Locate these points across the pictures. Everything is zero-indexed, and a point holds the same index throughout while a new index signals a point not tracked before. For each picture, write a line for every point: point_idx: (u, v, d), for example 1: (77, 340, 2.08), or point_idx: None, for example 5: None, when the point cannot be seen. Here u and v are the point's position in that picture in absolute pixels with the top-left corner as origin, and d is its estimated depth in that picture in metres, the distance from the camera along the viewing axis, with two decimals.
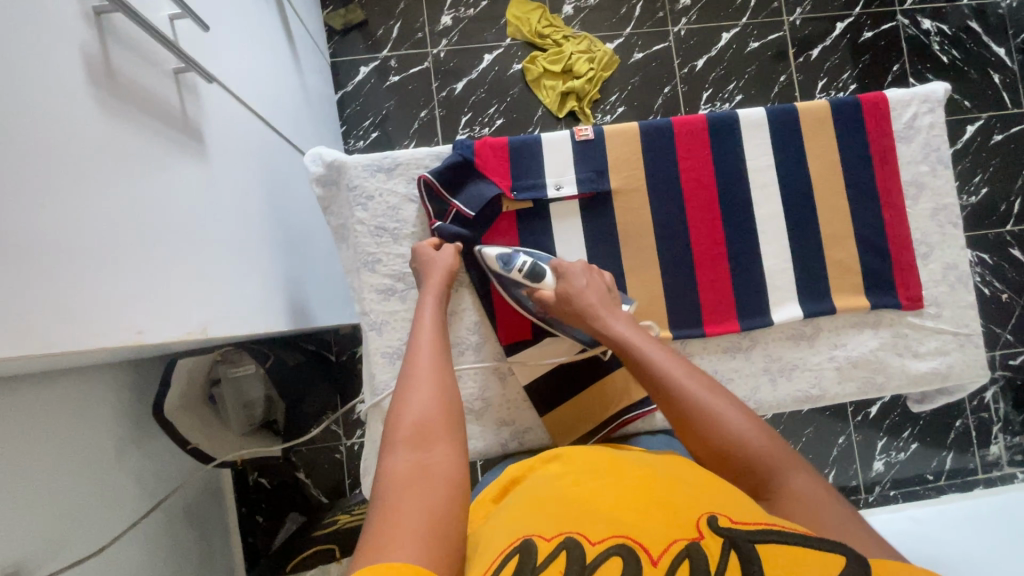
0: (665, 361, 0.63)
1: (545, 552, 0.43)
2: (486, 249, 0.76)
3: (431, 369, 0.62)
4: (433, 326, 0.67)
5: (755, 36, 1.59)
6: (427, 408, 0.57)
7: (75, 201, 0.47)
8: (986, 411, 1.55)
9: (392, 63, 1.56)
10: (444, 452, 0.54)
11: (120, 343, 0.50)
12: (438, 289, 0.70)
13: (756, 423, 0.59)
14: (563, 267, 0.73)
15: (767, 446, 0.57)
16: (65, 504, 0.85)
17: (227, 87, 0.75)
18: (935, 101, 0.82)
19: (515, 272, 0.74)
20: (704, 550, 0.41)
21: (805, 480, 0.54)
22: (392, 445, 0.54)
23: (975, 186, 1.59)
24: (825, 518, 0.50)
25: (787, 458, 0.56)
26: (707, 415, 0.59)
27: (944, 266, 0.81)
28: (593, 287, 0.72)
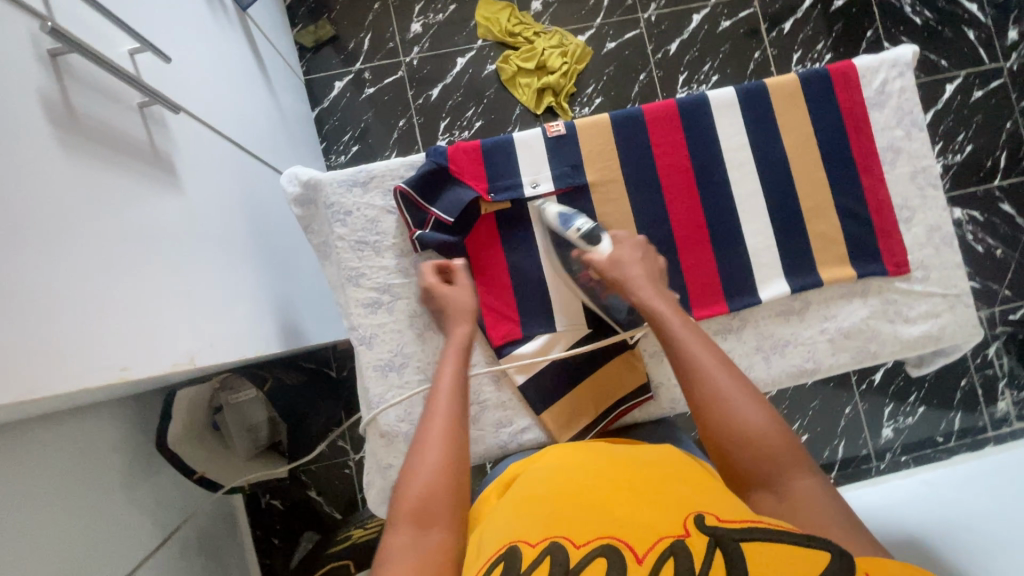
0: (695, 346, 0.63)
1: (529, 557, 0.46)
2: (547, 206, 0.77)
3: (441, 428, 0.62)
4: (452, 379, 0.67)
5: (725, 15, 1.59)
6: (433, 476, 0.57)
7: (45, 243, 0.47)
8: (990, 368, 1.54)
9: (366, 75, 1.56)
10: (444, 529, 0.54)
11: (107, 381, 0.50)
12: (460, 346, 0.70)
13: (773, 418, 0.58)
14: (621, 240, 0.75)
15: (781, 442, 0.56)
16: (76, 545, 0.85)
17: (197, 117, 0.76)
18: (904, 64, 0.81)
19: (572, 232, 0.75)
20: (689, 548, 0.43)
21: (813, 482, 0.54)
22: (397, 517, 0.54)
23: (959, 144, 1.58)
24: (829, 524, 0.50)
25: (798, 458, 0.56)
26: (725, 403, 0.58)
27: (927, 229, 0.80)
28: (637, 265, 0.72)
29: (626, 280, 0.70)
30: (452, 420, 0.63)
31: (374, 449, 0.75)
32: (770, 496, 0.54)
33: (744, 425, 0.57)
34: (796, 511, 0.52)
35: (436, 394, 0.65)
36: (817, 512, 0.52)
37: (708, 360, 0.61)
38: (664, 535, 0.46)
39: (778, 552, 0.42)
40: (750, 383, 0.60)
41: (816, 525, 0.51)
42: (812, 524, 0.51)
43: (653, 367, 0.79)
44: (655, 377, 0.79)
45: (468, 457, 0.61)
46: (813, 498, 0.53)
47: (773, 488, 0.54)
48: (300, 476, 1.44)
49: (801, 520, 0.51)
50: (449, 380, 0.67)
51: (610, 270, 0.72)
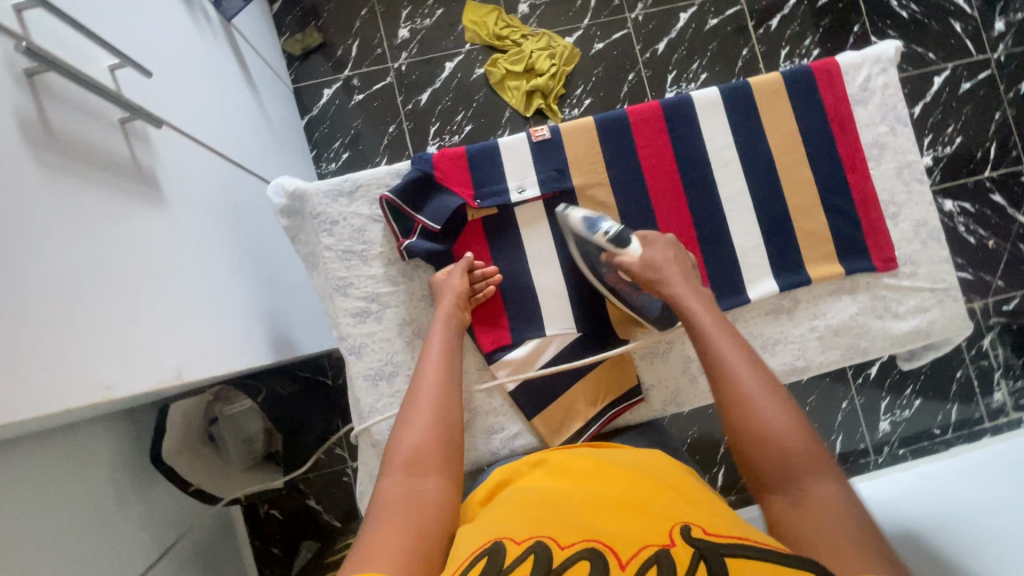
0: (724, 345, 0.63)
1: (512, 554, 0.46)
2: (571, 211, 0.76)
3: (433, 389, 0.64)
4: (444, 348, 0.69)
5: (712, 13, 1.59)
6: (426, 433, 0.60)
7: (18, 263, 0.46)
8: (986, 359, 1.55)
9: (355, 82, 1.56)
10: (435, 481, 0.56)
11: (88, 400, 0.50)
12: (449, 313, 0.72)
13: (799, 425, 0.57)
14: (649, 239, 0.74)
15: (802, 447, 0.55)
16: (69, 563, 0.84)
17: (182, 131, 0.76)
18: (887, 60, 0.82)
19: (600, 236, 0.74)
20: (672, 557, 0.44)
21: (835, 490, 0.52)
22: (389, 467, 0.57)
23: (949, 136, 1.59)
24: (843, 530, 0.48)
25: (821, 465, 0.54)
26: (748, 401, 0.58)
27: (914, 224, 0.80)
28: (671, 263, 0.72)
29: (660, 277, 0.71)
30: (443, 382, 0.65)
31: (367, 459, 0.75)
32: (783, 499, 0.53)
33: (763, 425, 0.57)
34: (808, 515, 0.51)
35: (426, 357, 0.67)
36: (832, 517, 0.50)
37: (734, 357, 0.62)
38: (650, 544, 0.46)
39: (764, 569, 0.42)
40: (778, 386, 0.60)
41: (836, 526, 0.49)
42: (824, 529, 0.49)
43: (644, 369, 0.79)
44: (646, 379, 0.79)
45: (459, 416, 0.64)
46: (832, 506, 0.51)
47: (786, 490, 0.54)
48: (298, 485, 1.44)
49: (819, 519, 0.50)
50: (441, 349, 0.69)
51: (643, 270, 0.72)
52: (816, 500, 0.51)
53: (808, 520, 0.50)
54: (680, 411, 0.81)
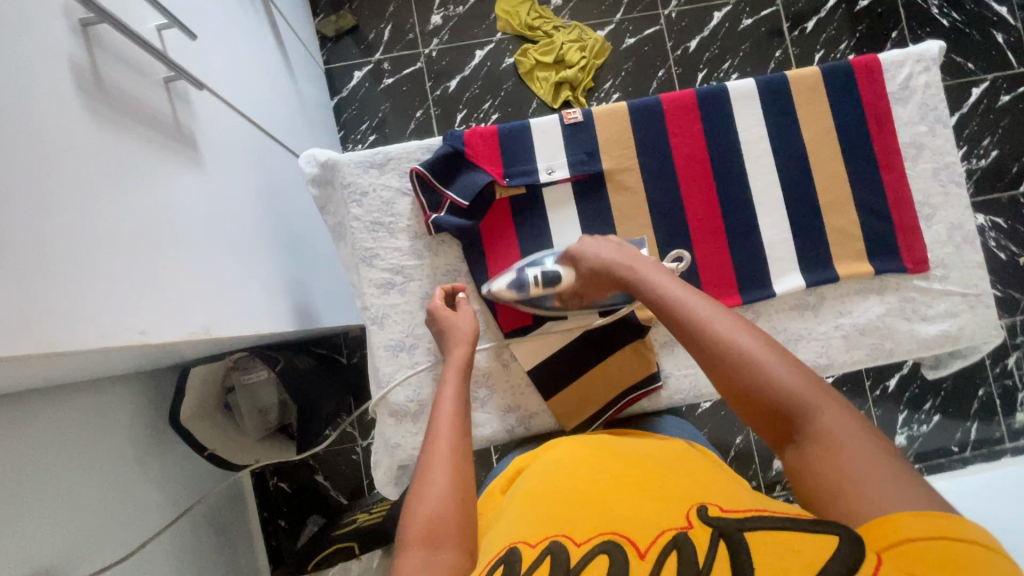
0: (691, 300, 0.61)
1: (528, 560, 0.47)
2: (494, 287, 0.74)
3: (449, 449, 0.61)
4: (455, 402, 0.66)
5: (747, 13, 1.57)
6: (443, 499, 0.56)
7: (58, 203, 0.47)
8: (1010, 378, 1.51)
9: (385, 66, 1.57)
10: (455, 548, 0.53)
11: (124, 343, 0.50)
12: (460, 363, 0.69)
13: (790, 361, 0.54)
14: (572, 252, 0.73)
15: (800, 386, 0.52)
16: (85, 515, 0.86)
17: (219, 95, 0.77)
18: (930, 59, 0.80)
19: (534, 289, 0.73)
20: (692, 541, 0.43)
21: (843, 418, 0.50)
22: (404, 542, 0.53)
23: (984, 149, 1.55)
24: (858, 461, 0.46)
25: (823, 395, 0.51)
26: (731, 354, 0.56)
27: (949, 227, 0.79)
28: (609, 253, 0.70)
29: (610, 268, 0.68)
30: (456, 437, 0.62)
31: (383, 428, 0.76)
32: (795, 446, 0.51)
33: (755, 375, 0.54)
34: (822, 456, 0.48)
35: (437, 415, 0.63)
36: (848, 447, 0.47)
37: (706, 310, 0.60)
38: (666, 530, 0.46)
39: (780, 535, 0.41)
40: (753, 327, 0.58)
41: (857, 458, 0.46)
42: (841, 466, 0.47)
43: (663, 357, 0.79)
44: (665, 367, 0.79)
45: (474, 470, 0.60)
46: (843, 436, 0.48)
47: (796, 434, 0.51)
48: (308, 460, 1.45)
49: (840, 455, 0.47)
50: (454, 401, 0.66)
51: (589, 280, 0.71)
52: (826, 437, 0.49)
53: (822, 460, 0.48)
54: (698, 401, 0.80)
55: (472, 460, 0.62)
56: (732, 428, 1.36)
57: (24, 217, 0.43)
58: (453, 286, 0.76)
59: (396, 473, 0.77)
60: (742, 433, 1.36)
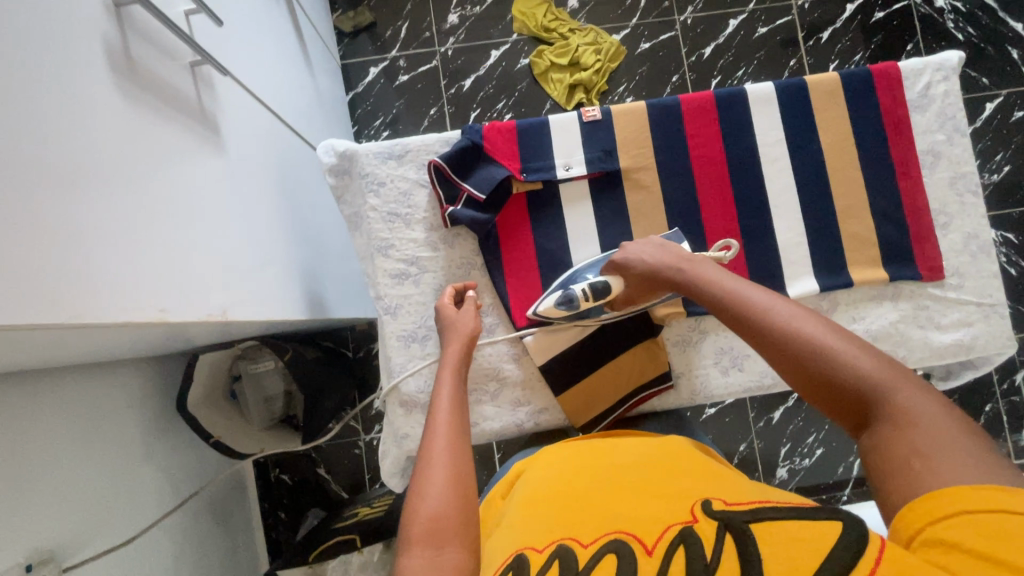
0: (751, 291, 0.61)
1: (537, 563, 0.47)
2: (547, 308, 0.73)
3: (448, 448, 0.60)
4: (452, 401, 0.66)
5: (763, 21, 1.58)
6: (443, 499, 0.55)
7: (88, 177, 0.47)
8: (1017, 395, 1.50)
9: (401, 63, 1.58)
10: (457, 546, 0.52)
11: (145, 318, 0.51)
12: (455, 360, 0.70)
13: (865, 347, 0.53)
14: (619, 258, 0.72)
15: (877, 369, 0.51)
16: (89, 496, 0.87)
17: (242, 82, 0.78)
18: (949, 69, 0.80)
19: (586, 303, 0.72)
20: (698, 534, 0.45)
21: (927, 401, 0.48)
22: (407, 544, 0.52)
23: (997, 164, 1.55)
24: (944, 439, 0.45)
25: (903, 378, 0.50)
26: (798, 340, 0.55)
27: (964, 236, 0.79)
28: (658, 256, 0.70)
29: (660, 268, 0.68)
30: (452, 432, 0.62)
31: (392, 418, 0.76)
32: (873, 428, 0.49)
33: (827, 358, 0.53)
34: (903, 434, 0.47)
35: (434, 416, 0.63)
36: (931, 428, 0.46)
37: (768, 300, 0.59)
38: (672, 525, 0.47)
39: (787, 528, 0.42)
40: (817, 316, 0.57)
41: (943, 438, 0.45)
42: (923, 442, 0.45)
43: (675, 357, 0.79)
44: (677, 367, 0.79)
45: (473, 468, 0.60)
46: (926, 416, 0.47)
47: (876, 419, 0.49)
48: (310, 453, 1.45)
49: (924, 436, 0.46)
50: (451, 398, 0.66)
51: (640, 288, 0.72)
52: (909, 419, 0.47)
53: (903, 439, 0.46)
54: (709, 402, 0.80)
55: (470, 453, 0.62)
56: (737, 435, 1.36)
57: (54, 187, 0.43)
58: (463, 284, 0.77)
59: (403, 463, 0.77)
60: (747, 440, 1.36)
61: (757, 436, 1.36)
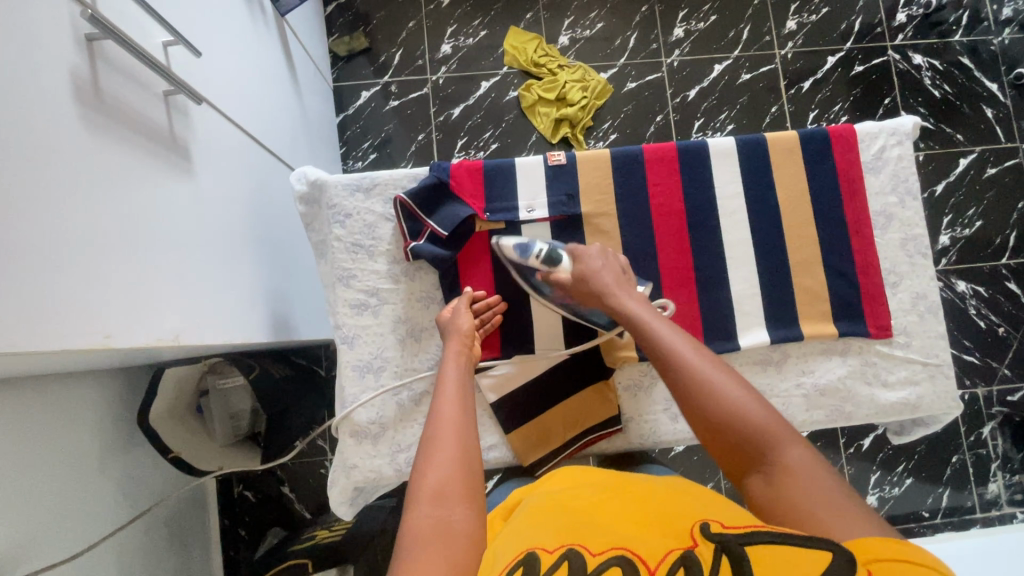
0: (670, 336, 0.65)
1: (547, 563, 0.47)
2: (503, 240, 0.77)
3: (453, 421, 0.64)
4: (458, 383, 0.69)
5: (747, 68, 1.63)
6: (450, 468, 0.58)
7: (44, 203, 0.48)
8: (984, 448, 1.51)
9: (393, 88, 1.62)
10: (464, 509, 0.55)
11: (89, 346, 0.51)
12: (461, 351, 0.73)
13: (758, 400, 0.59)
14: (579, 251, 0.75)
15: (767, 422, 0.57)
16: (39, 509, 0.86)
17: (220, 109, 0.80)
18: (903, 133, 0.83)
19: (532, 259, 0.76)
20: (697, 557, 0.45)
21: (804, 456, 0.55)
22: (415, 502, 0.55)
23: (969, 219, 1.58)
24: (821, 492, 0.52)
25: (788, 435, 0.57)
26: (705, 388, 0.60)
27: (913, 296, 0.81)
28: (606, 269, 0.73)
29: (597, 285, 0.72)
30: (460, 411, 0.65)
31: (342, 448, 0.77)
32: (761, 478, 0.56)
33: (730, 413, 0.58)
34: (784, 487, 0.53)
35: (442, 389, 0.67)
36: (807, 482, 0.53)
37: (684, 345, 0.64)
38: (676, 548, 0.47)
39: (789, 556, 0.43)
40: (724, 365, 0.63)
41: (816, 491, 0.52)
42: (803, 494, 0.52)
43: (627, 401, 0.80)
44: (627, 411, 0.80)
45: (479, 444, 0.63)
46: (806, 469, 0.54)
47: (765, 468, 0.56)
48: (276, 470, 1.44)
49: (799, 490, 0.52)
50: (456, 380, 0.69)
51: (578, 284, 0.74)
52: (791, 473, 0.54)
53: (788, 493, 0.53)
54: (658, 447, 0.81)
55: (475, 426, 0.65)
56: (704, 474, 1.36)
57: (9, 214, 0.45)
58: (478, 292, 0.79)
59: (351, 494, 0.77)
60: (713, 479, 1.36)
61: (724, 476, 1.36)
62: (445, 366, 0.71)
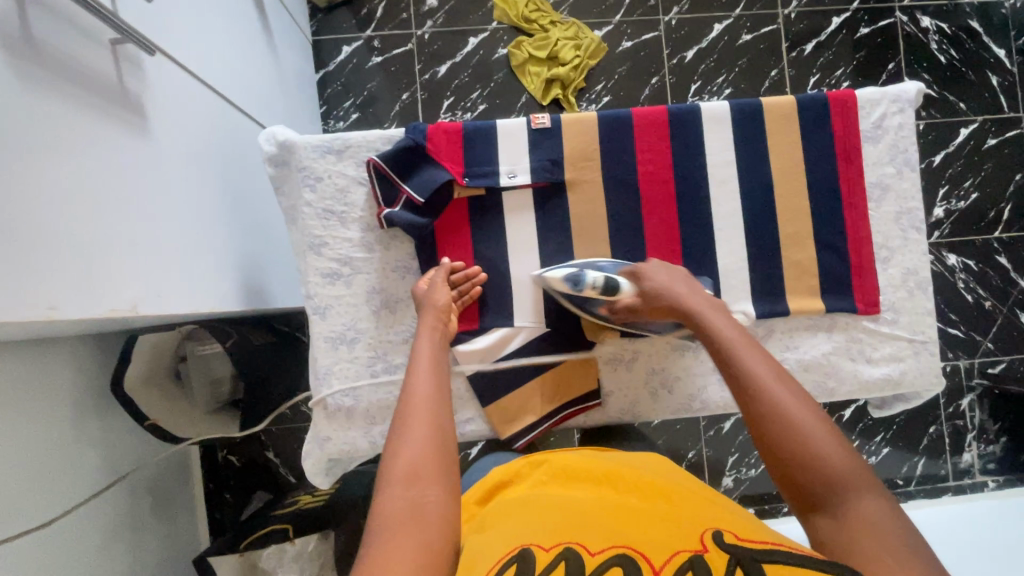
0: (749, 358, 0.61)
1: (543, 561, 0.46)
2: (549, 273, 0.72)
3: (428, 399, 0.62)
4: (432, 361, 0.66)
5: (747, 28, 1.55)
6: (422, 446, 0.57)
7: None
8: (961, 419, 1.54)
9: (375, 43, 1.53)
10: (437, 489, 0.54)
11: (31, 318, 0.48)
12: (433, 326, 0.70)
13: (834, 434, 0.55)
14: (641, 270, 0.72)
15: (844, 459, 0.53)
16: (15, 477, 0.84)
17: (179, 61, 0.74)
18: (906, 101, 0.79)
19: (588, 290, 0.70)
20: (707, 561, 0.44)
21: (881, 505, 0.51)
22: (385, 483, 0.54)
23: (965, 191, 1.55)
24: (902, 548, 0.47)
25: (864, 479, 0.52)
26: (782, 416, 0.56)
27: (903, 271, 0.79)
28: (674, 283, 0.70)
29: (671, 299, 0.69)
30: (433, 393, 0.63)
31: (315, 420, 0.75)
32: (831, 517, 0.52)
33: (803, 443, 0.54)
34: (857, 532, 0.49)
35: (415, 368, 0.65)
36: (882, 534, 0.49)
37: (761, 366, 0.60)
38: (681, 549, 0.47)
39: None
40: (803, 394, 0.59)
41: (893, 545, 0.48)
42: (878, 545, 0.48)
43: (607, 375, 0.79)
44: (606, 386, 0.79)
45: (454, 425, 0.61)
46: (882, 519, 0.50)
47: (836, 508, 0.52)
48: (260, 436, 1.45)
49: (873, 539, 0.48)
50: (430, 361, 0.67)
51: (648, 302, 0.70)
52: (866, 520, 0.50)
53: (860, 539, 0.49)
54: (637, 421, 0.81)
55: (449, 404, 0.63)
56: (686, 442, 1.37)
57: None
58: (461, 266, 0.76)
59: (326, 464, 0.77)
60: (695, 447, 1.37)
61: (706, 444, 1.37)
62: (419, 343, 0.69)
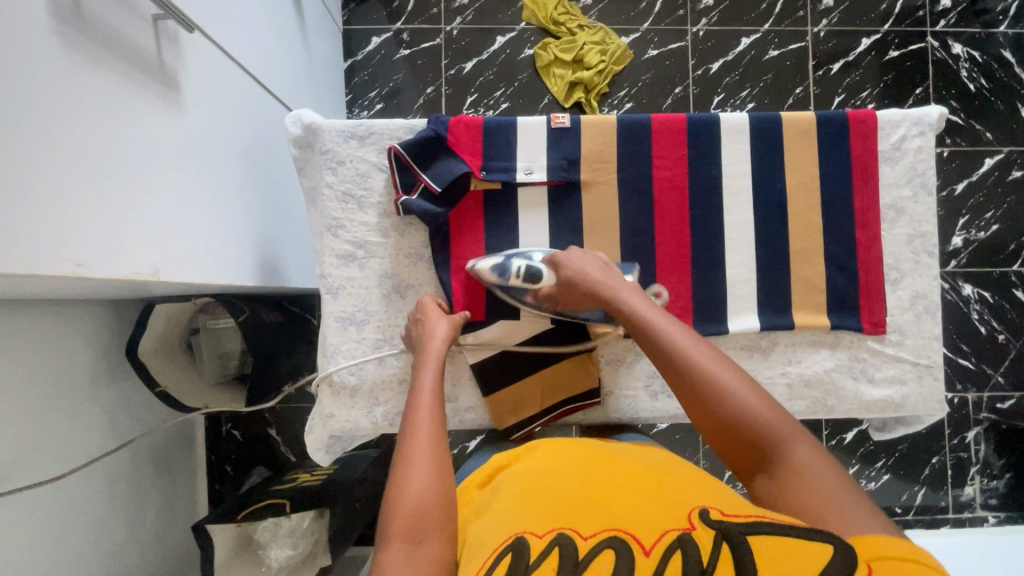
0: (673, 334, 0.64)
1: (536, 550, 0.46)
2: (478, 265, 0.74)
3: (430, 442, 0.61)
4: (432, 399, 0.66)
5: (775, 44, 1.55)
6: (424, 491, 0.56)
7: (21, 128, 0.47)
8: (965, 451, 1.52)
9: (404, 36, 1.55)
10: (438, 542, 0.53)
11: (62, 273, 0.51)
12: (433, 365, 0.69)
13: (757, 394, 0.59)
14: (557, 259, 0.73)
15: (769, 419, 0.57)
16: (27, 430, 0.87)
17: (215, 40, 0.76)
18: (927, 124, 0.79)
19: (513, 278, 0.73)
20: (695, 540, 0.45)
21: (811, 452, 0.55)
22: (387, 539, 0.53)
23: (986, 222, 1.54)
24: (831, 491, 0.51)
25: (793, 432, 0.56)
26: (711, 390, 0.59)
27: (912, 294, 0.79)
28: (591, 268, 0.72)
29: (591, 286, 0.70)
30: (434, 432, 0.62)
31: (320, 397, 0.77)
32: (767, 476, 0.56)
33: (733, 412, 0.58)
34: (792, 485, 0.53)
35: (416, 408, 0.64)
36: (813, 483, 0.52)
37: (684, 342, 0.63)
38: (670, 528, 0.47)
39: (785, 547, 0.43)
40: (726, 362, 0.62)
41: (825, 492, 0.51)
42: (810, 493, 0.52)
43: (607, 374, 0.80)
44: (606, 385, 0.80)
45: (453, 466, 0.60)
46: (811, 466, 0.54)
47: (773, 466, 0.56)
48: (265, 413, 1.47)
49: (805, 489, 0.52)
50: (431, 399, 0.66)
51: (569, 291, 0.72)
52: (798, 472, 0.54)
53: (794, 492, 0.53)
54: (635, 422, 0.82)
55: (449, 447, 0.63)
56: (683, 452, 1.37)
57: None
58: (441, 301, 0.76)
59: (327, 441, 0.78)
60: (693, 458, 1.37)
61: (704, 455, 1.37)
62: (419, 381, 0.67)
